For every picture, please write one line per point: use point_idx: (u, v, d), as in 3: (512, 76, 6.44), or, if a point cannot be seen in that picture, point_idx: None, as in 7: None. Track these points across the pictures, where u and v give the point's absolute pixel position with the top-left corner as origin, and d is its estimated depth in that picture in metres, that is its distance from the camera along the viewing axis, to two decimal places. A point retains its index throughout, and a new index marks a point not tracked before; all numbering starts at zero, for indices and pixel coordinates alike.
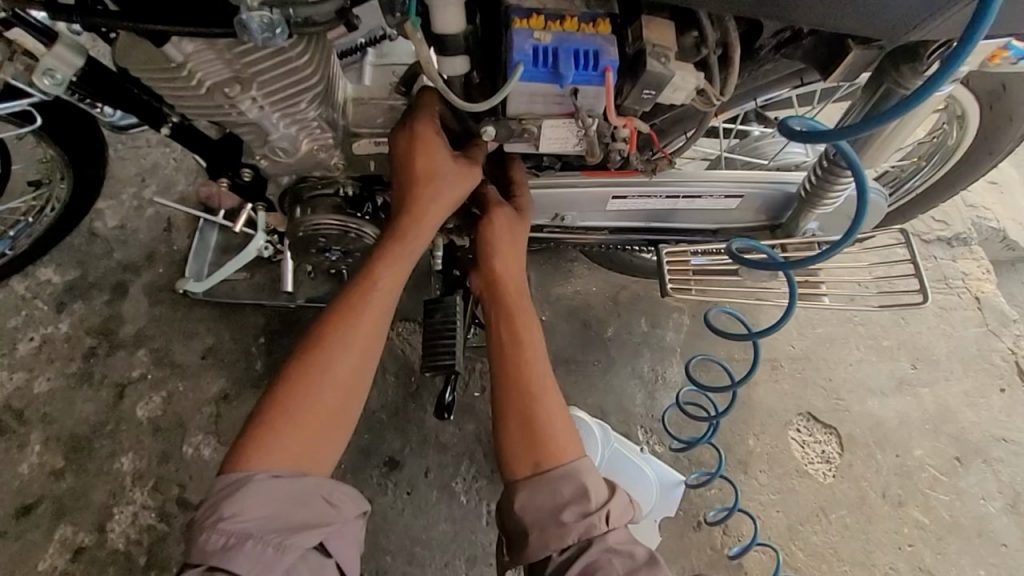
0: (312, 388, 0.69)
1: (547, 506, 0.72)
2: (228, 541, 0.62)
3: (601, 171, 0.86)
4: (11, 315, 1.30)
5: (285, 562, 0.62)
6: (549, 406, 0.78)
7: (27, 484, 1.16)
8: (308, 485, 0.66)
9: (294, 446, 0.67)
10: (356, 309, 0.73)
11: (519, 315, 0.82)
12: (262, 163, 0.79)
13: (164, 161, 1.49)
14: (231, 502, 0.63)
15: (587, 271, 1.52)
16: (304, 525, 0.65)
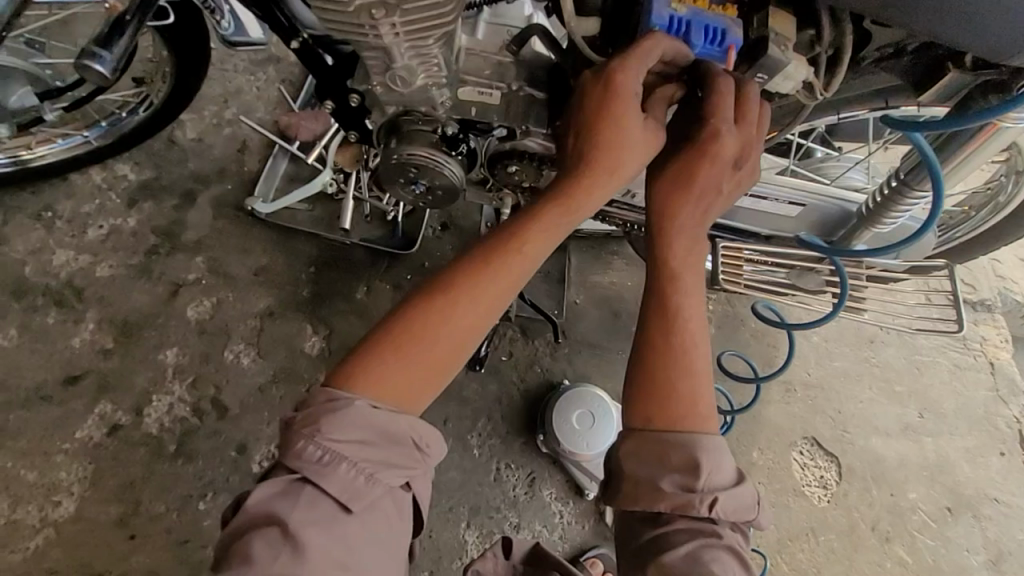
0: (442, 342, 0.67)
1: (654, 461, 0.63)
2: (324, 456, 0.59)
3: None
4: (85, 201, 1.37)
5: (373, 494, 0.60)
6: (687, 368, 0.66)
7: (76, 357, 1.22)
8: (406, 424, 0.63)
9: (411, 384, 0.65)
10: (508, 270, 0.68)
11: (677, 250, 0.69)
12: (377, 89, 0.85)
13: (248, 88, 1.56)
14: (330, 426, 0.60)
15: (624, 266, 1.57)
16: (392, 462, 0.62)
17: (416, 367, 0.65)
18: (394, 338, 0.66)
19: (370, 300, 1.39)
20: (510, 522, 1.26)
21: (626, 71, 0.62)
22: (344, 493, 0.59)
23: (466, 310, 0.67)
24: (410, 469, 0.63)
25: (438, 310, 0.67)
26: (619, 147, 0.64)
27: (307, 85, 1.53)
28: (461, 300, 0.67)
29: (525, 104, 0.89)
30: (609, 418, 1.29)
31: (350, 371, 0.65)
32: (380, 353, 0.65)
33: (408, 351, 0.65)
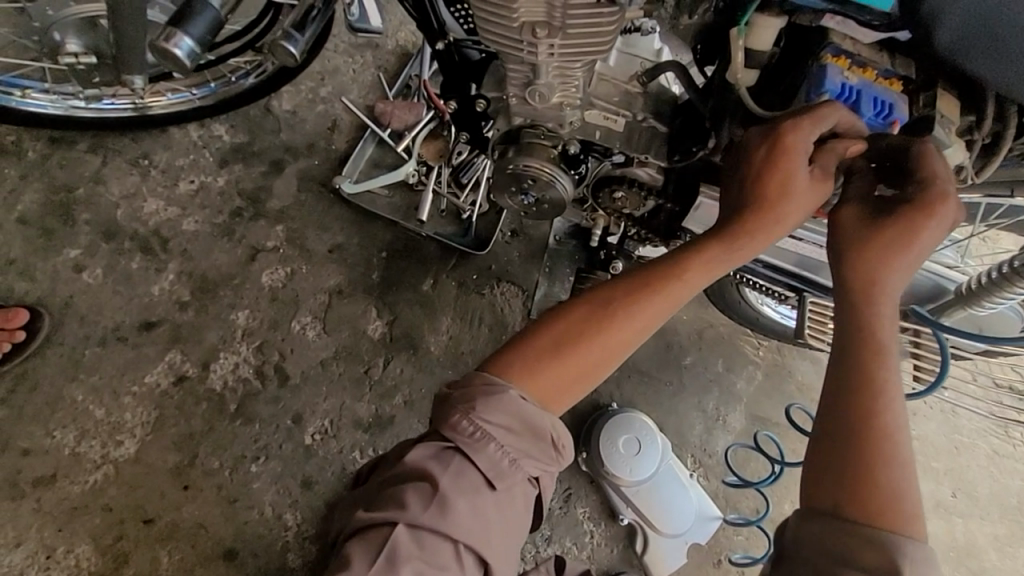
0: (592, 358, 0.70)
1: (845, 550, 0.63)
2: (476, 433, 0.63)
3: None
4: (180, 154, 1.41)
5: (513, 479, 0.64)
6: (885, 458, 0.66)
7: (154, 304, 1.26)
8: (549, 422, 0.65)
9: (558, 388, 0.68)
10: (664, 296, 0.72)
11: (883, 339, 0.70)
12: (511, 101, 0.88)
13: (344, 69, 1.60)
14: (483, 407, 0.64)
15: (682, 299, 1.59)
16: (531, 455, 0.65)
17: (565, 378, 0.69)
18: (544, 350, 0.69)
19: (436, 293, 1.42)
20: (542, 533, 1.28)
21: (798, 128, 0.67)
22: (490, 470, 0.63)
23: (626, 326, 0.70)
24: (548, 465, 0.67)
25: (597, 328, 0.70)
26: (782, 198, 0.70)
27: (403, 75, 1.56)
28: (619, 316, 0.71)
29: (647, 134, 0.91)
30: (654, 449, 1.30)
31: (500, 370, 0.68)
32: (531, 360, 0.69)
33: (564, 356, 0.69)
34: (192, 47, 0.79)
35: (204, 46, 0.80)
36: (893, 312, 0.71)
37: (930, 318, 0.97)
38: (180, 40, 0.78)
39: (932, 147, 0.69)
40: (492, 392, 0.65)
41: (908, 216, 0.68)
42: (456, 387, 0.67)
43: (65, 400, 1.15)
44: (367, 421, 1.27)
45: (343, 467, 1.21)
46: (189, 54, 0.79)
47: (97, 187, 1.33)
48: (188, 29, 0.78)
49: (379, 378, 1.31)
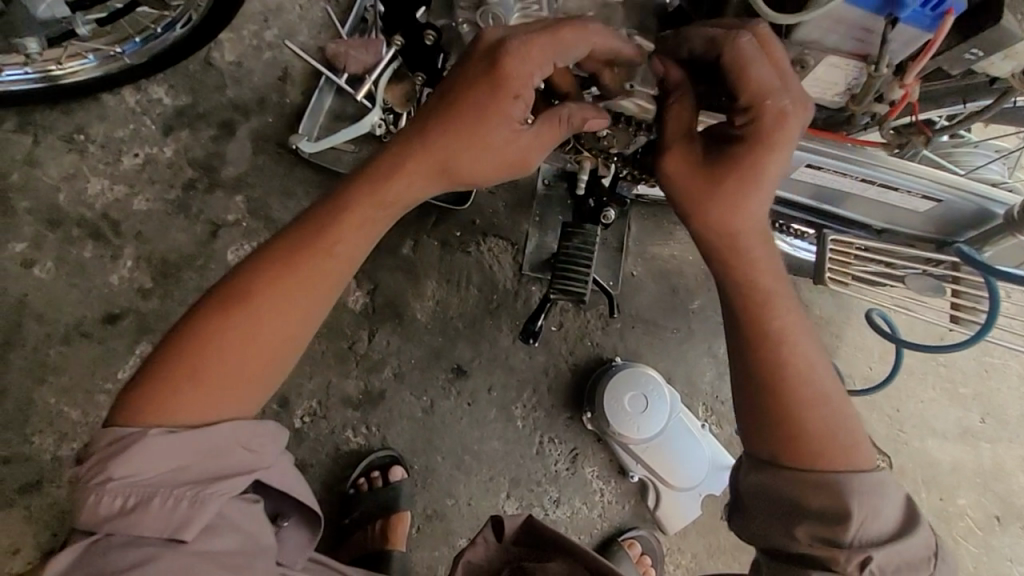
0: (249, 347, 0.67)
1: (794, 502, 0.62)
2: (130, 500, 0.61)
3: (830, 133, 0.77)
4: (118, 125, 1.27)
5: (198, 517, 0.62)
6: (801, 402, 0.64)
7: (115, 294, 1.17)
8: (231, 429, 0.66)
9: (237, 383, 0.67)
10: (319, 270, 0.69)
11: (766, 287, 0.66)
12: (463, 28, 0.72)
13: (289, 6, 1.40)
14: (119, 466, 0.62)
15: (688, 237, 1.46)
16: (222, 474, 0.64)
17: (231, 376, 0.66)
18: (179, 367, 0.65)
19: (418, 256, 1.30)
20: (550, 496, 1.23)
21: (517, 53, 0.63)
22: (164, 524, 0.61)
23: (277, 301, 0.68)
24: (239, 480, 0.65)
25: (239, 320, 0.67)
26: (476, 143, 0.68)
27: (357, 6, 1.36)
28: (262, 303, 0.67)
29: None
30: (662, 405, 1.23)
31: (140, 405, 0.64)
32: (178, 379, 0.65)
33: (218, 356, 0.66)
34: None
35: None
36: (768, 255, 0.66)
37: (982, 261, 0.81)
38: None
39: (767, 32, 0.57)
40: (131, 443, 0.62)
41: (746, 151, 0.62)
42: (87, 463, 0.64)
43: (37, 403, 1.09)
44: (356, 398, 1.21)
45: (337, 447, 1.19)
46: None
47: (33, 171, 1.21)
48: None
49: (365, 353, 1.24)
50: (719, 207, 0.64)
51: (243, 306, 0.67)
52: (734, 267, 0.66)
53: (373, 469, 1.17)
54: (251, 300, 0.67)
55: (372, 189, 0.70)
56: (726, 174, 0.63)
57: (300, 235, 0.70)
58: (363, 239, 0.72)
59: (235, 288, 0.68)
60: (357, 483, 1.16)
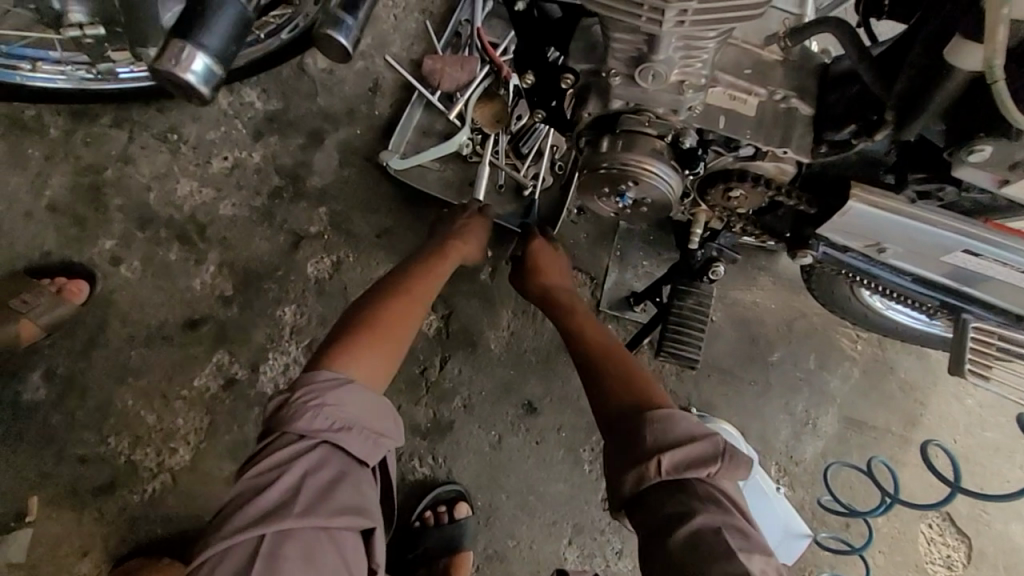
0: (393, 326, 0.91)
1: (617, 445, 0.79)
2: (335, 425, 0.78)
3: (999, 227, 0.72)
4: (211, 127, 1.26)
5: (373, 452, 0.79)
6: (626, 383, 0.87)
7: (197, 300, 1.17)
8: (377, 398, 0.82)
9: (383, 361, 0.88)
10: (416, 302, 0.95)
11: (592, 329, 0.97)
12: (614, 80, 0.67)
13: (384, 15, 1.37)
14: (335, 394, 0.80)
15: (773, 284, 1.39)
16: (380, 433, 0.81)
17: (388, 343, 0.89)
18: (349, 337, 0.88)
19: (495, 283, 1.27)
20: (613, 547, 1.19)
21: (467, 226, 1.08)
22: (360, 451, 0.79)
23: (406, 309, 0.94)
24: (396, 439, 0.83)
25: (382, 312, 0.92)
26: (449, 253, 1.03)
27: (452, 19, 1.33)
28: (398, 305, 0.94)
29: (784, 119, 0.71)
30: None
31: (329, 357, 0.85)
32: (348, 346, 0.86)
33: (376, 338, 0.89)
34: (209, 64, 0.53)
35: (228, 62, 0.54)
36: (585, 311, 1.01)
37: None
38: (195, 58, 0.52)
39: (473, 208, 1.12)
40: (329, 385, 0.80)
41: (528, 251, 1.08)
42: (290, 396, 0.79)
43: (116, 405, 1.10)
44: (424, 426, 1.19)
45: (402, 474, 1.17)
46: (206, 76, 0.53)
47: (126, 168, 1.21)
48: (203, 41, 0.53)
49: (436, 380, 1.21)
50: (541, 287, 1.05)
51: (396, 301, 0.94)
52: (568, 319, 1.00)
53: (440, 503, 1.15)
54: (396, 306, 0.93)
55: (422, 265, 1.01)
56: (527, 270, 1.06)
57: (392, 281, 0.98)
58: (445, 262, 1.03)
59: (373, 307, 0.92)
60: (424, 515, 1.14)
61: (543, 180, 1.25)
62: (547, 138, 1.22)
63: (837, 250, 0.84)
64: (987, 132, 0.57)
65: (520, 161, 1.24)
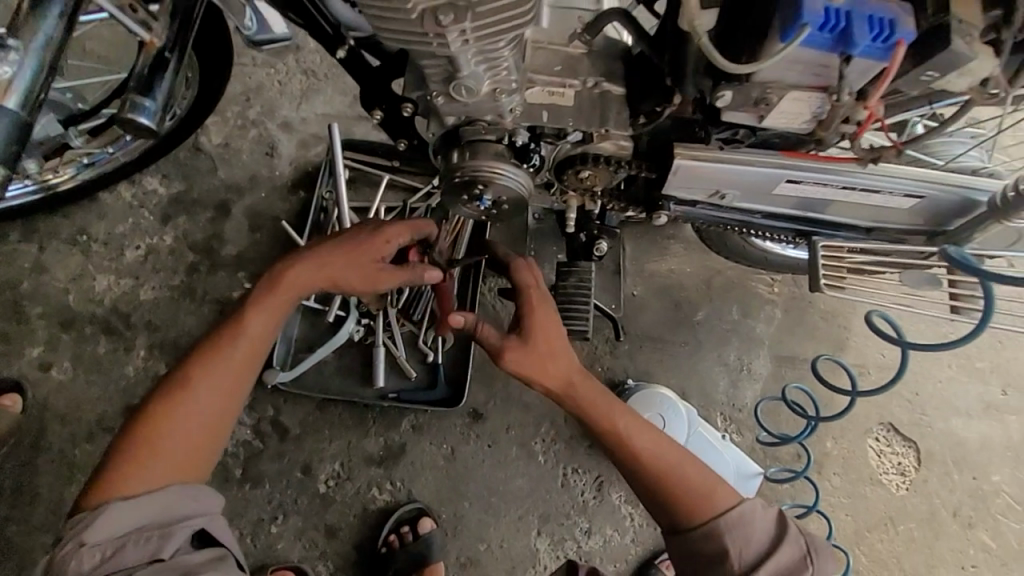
0: (186, 429, 0.73)
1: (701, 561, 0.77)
2: (104, 551, 0.67)
3: (799, 153, 0.81)
4: (118, 220, 1.31)
5: (167, 539, 0.69)
6: (689, 478, 0.79)
7: (132, 387, 1.20)
8: (169, 495, 0.70)
9: (175, 466, 0.72)
10: (206, 390, 0.75)
11: (623, 415, 0.82)
12: (436, 99, 0.75)
13: (268, 83, 1.44)
14: (90, 531, 0.67)
15: (684, 250, 1.47)
16: (170, 520, 0.70)
17: (180, 446, 0.73)
18: (138, 450, 0.72)
19: None
20: (581, 528, 1.24)
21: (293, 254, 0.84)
22: (143, 553, 0.67)
23: (200, 402, 0.74)
24: (206, 509, 0.73)
25: (174, 408, 0.73)
26: (266, 300, 0.80)
27: (314, 197, 1.33)
28: (193, 401, 0.74)
29: (600, 102, 0.78)
30: (680, 421, 1.27)
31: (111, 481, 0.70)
32: (124, 461, 0.71)
33: (151, 448, 0.72)
34: None
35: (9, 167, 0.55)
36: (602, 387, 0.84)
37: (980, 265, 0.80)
38: None
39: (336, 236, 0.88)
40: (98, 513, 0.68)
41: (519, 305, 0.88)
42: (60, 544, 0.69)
43: (69, 504, 1.12)
44: (378, 455, 1.22)
45: (363, 506, 1.20)
46: None
47: (41, 277, 1.25)
48: None
49: (381, 410, 1.25)
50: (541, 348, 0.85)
51: (189, 389, 0.74)
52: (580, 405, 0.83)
53: (403, 523, 1.18)
54: (178, 410, 0.73)
55: (212, 336, 0.78)
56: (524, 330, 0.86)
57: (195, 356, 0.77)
58: (355, 276, 0.85)
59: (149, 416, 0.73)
60: (390, 539, 1.16)
61: (443, 341, 1.27)
62: (436, 299, 1.24)
63: (686, 204, 0.92)
64: (725, 81, 0.65)
65: (416, 327, 1.25)
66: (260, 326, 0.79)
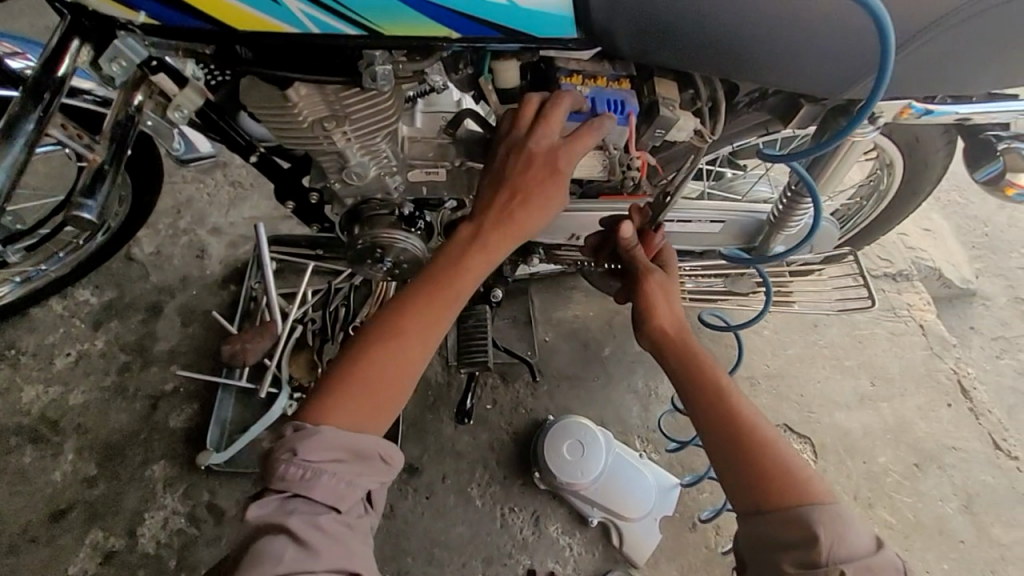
0: (380, 369, 0.78)
1: (778, 539, 0.73)
2: (305, 474, 0.70)
3: (618, 196, 1.04)
4: (49, 332, 1.38)
5: (350, 496, 0.72)
6: (783, 452, 0.78)
7: (60, 492, 1.24)
8: (366, 441, 0.75)
9: (361, 407, 0.76)
10: (403, 338, 0.79)
11: (724, 382, 0.85)
12: (335, 185, 0.94)
13: (198, 196, 1.59)
14: (304, 445, 0.71)
15: (585, 297, 1.64)
16: (363, 470, 0.74)
17: (374, 387, 0.77)
18: (351, 378, 0.77)
19: None
20: (523, 565, 1.31)
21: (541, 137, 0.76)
22: (330, 500, 0.71)
23: (403, 349, 0.79)
24: (386, 474, 0.77)
25: (371, 349, 0.78)
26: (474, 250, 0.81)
27: (245, 288, 1.44)
28: (392, 344, 0.78)
29: (468, 176, 0.98)
30: (598, 445, 1.35)
31: (321, 404, 0.76)
32: (329, 388, 0.77)
33: (356, 391, 0.76)
34: None
35: None
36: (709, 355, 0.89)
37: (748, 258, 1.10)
38: None
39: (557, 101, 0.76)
40: (310, 430, 0.72)
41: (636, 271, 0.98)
42: (279, 438, 0.74)
43: None
44: None
45: None
46: None
47: None
48: None
49: None
50: (655, 310, 0.93)
51: (394, 337, 0.79)
52: (677, 362, 0.89)
53: None
54: (378, 354, 0.78)
55: (429, 276, 0.81)
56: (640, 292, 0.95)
57: (404, 304, 0.80)
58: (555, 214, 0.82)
59: (357, 349, 0.79)
60: None
61: None
62: None
63: (554, 247, 1.12)
64: None
65: None
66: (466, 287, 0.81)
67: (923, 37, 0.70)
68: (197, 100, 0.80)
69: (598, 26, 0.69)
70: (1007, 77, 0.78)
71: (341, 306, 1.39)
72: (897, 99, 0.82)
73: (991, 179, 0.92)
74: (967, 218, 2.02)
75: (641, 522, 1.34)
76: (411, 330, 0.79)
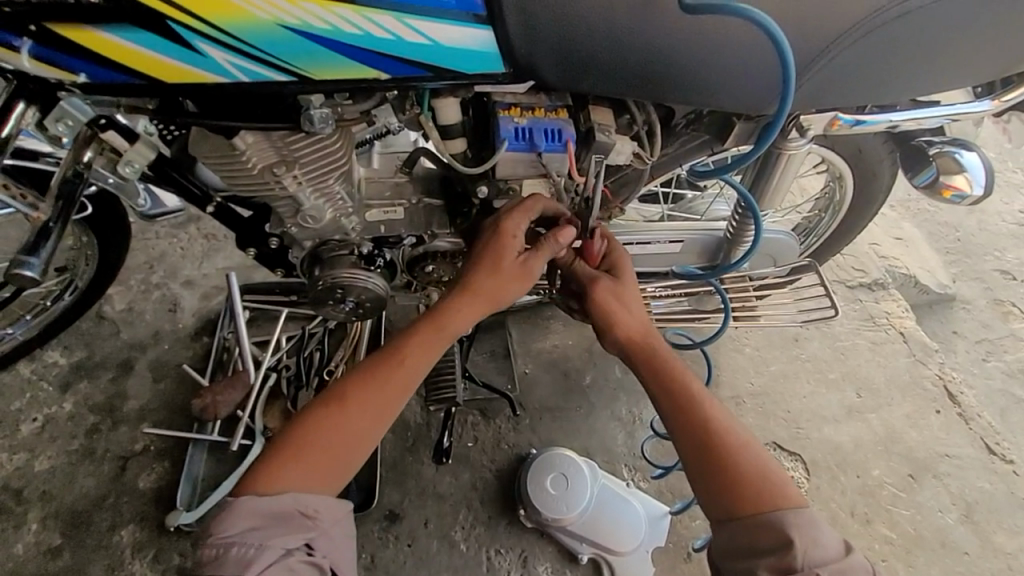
0: (333, 436, 0.82)
1: (751, 547, 0.76)
2: (217, 551, 0.71)
3: None
4: (15, 398, 1.36)
5: (266, 555, 0.70)
6: (751, 458, 0.81)
7: (22, 564, 1.19)
8: (292, 500, 0.76)
9: (312, 473, 0.79)
10: (357, 404, 0.84)
11: (694, 390, 0.87)
12: (292, 230, 0.95)
13: (171, 250, 1.59)
14: (219, 526, 0.72)
15: (563, 326, 1.62)
16: (284, 530, 0.74)
17: (325, 452, 0.81)
18: (293, 447, 0.80)
19: None
20: None
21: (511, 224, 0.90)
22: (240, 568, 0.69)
23: (357, 414, 0.83)
24: (315, 526, 0.76)
25: (323, 415, 0.83)
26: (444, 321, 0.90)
27: (217, 338, 1.42)
28: (347, 408, 0.83)
29: (425, 212, 0.99)
30: (582, 476, 1.32)
31: (259, 478, 0.78)
32: (274, 458, 0.79)
33: (301, 460, 0.80)
34: None
35: None
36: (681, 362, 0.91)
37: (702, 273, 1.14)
38: None
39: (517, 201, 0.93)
40: (227, 508, 0.74)
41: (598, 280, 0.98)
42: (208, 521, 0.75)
43: None
44: None
45: None
46: None
47: None
48: None
49: None
50: (621, 318, 0.95)
51: (345, 406, 0.84)
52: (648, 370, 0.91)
53: None
54: (336, 420, 0.82)
55: (398, 346, 0.89)
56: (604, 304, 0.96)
57: (370, 372, 0.87)
58: (516, 291, 0.93)
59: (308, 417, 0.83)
60: None
61: None
62: None
63: None
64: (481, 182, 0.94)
65: None
66: (432, 354, 0.89)
67: (829, 53, 0.75)
68: (148, 154, 0.82)
69: (522, 60, 0.72)
70: (918, 88, 0.83)
71: (314, 351, 1.37)
72: (824, 112, 0.87)
73: (929, 184, 0.99)
74: (937, 226, 2.05)
75: (632, 555, 1.29)
76: (376, 397, 0.85)
